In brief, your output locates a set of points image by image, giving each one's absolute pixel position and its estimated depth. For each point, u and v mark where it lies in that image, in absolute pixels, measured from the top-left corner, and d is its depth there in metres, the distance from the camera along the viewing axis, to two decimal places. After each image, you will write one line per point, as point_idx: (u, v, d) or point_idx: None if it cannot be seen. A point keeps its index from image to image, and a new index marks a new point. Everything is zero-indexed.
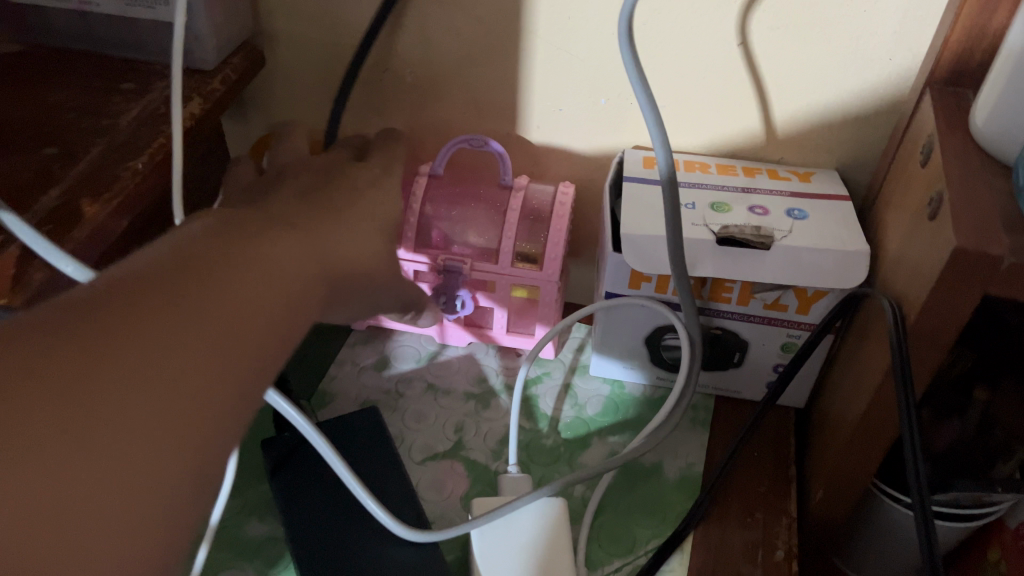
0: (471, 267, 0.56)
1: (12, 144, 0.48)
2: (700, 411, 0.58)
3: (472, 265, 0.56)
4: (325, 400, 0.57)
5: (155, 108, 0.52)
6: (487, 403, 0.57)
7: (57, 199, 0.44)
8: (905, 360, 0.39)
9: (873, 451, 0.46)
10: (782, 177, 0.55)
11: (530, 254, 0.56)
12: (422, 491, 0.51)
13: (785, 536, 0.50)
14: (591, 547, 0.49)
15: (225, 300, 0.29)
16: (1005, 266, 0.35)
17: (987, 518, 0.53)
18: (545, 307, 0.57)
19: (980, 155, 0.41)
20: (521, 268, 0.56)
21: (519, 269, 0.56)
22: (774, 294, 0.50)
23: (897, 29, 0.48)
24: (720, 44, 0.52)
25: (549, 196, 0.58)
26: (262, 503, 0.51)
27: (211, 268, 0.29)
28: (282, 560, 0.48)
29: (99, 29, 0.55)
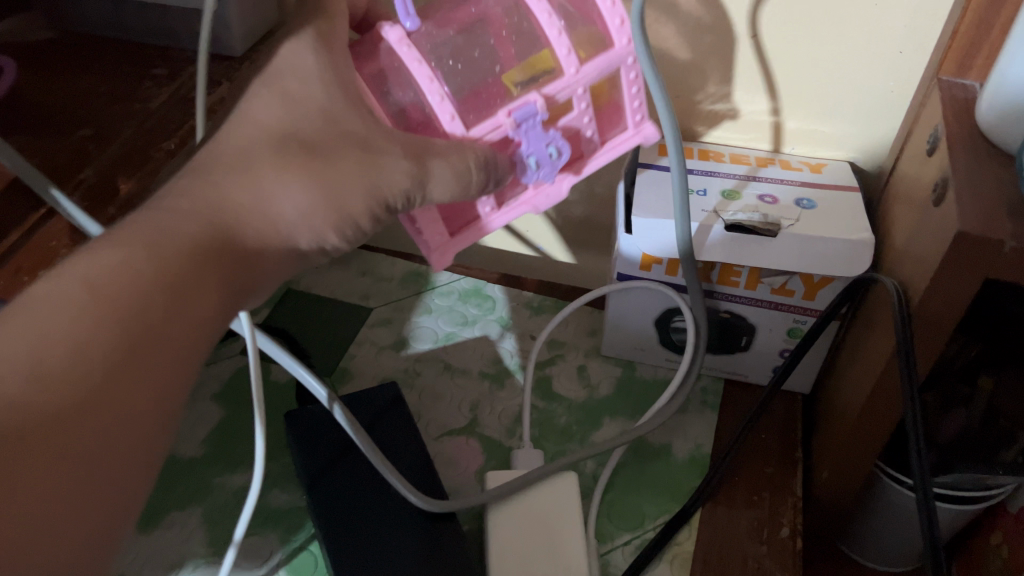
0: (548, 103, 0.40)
1: (52, 124, 0.51)
2: (710, 394, 0.59)
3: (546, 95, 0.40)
4: (344, 377, 0.59)
5: (186, 93, 0.53)
6: (501, 383, 0.59)
7: (93, 177, 0.48)
8: (908, 341, 0.41)
9: (878, 433, 0.47)
10: (794, 168, 0.56)
11: (580, 43, 0.40)
12: (438, 466, 0.53)
13: (790, 514, 0.51)
14: (601, 522, 0.51)
15: (167, 267, 0.33)
16: (1007, 250, 0.37)
17: (987, 502, 0.55)
18: (625, 82, 0.43)
19: (987, 144, 0.43)
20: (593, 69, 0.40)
21: (589, 63, 0.40)
22: (781, 279, 0.52)
23: (907, 24, 0.49)
24: (732, 36, 0.53)
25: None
26: (284, 473, 0.53)
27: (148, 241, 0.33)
28: (304, 529, 0.50)
29: (129, 18, 0.57)
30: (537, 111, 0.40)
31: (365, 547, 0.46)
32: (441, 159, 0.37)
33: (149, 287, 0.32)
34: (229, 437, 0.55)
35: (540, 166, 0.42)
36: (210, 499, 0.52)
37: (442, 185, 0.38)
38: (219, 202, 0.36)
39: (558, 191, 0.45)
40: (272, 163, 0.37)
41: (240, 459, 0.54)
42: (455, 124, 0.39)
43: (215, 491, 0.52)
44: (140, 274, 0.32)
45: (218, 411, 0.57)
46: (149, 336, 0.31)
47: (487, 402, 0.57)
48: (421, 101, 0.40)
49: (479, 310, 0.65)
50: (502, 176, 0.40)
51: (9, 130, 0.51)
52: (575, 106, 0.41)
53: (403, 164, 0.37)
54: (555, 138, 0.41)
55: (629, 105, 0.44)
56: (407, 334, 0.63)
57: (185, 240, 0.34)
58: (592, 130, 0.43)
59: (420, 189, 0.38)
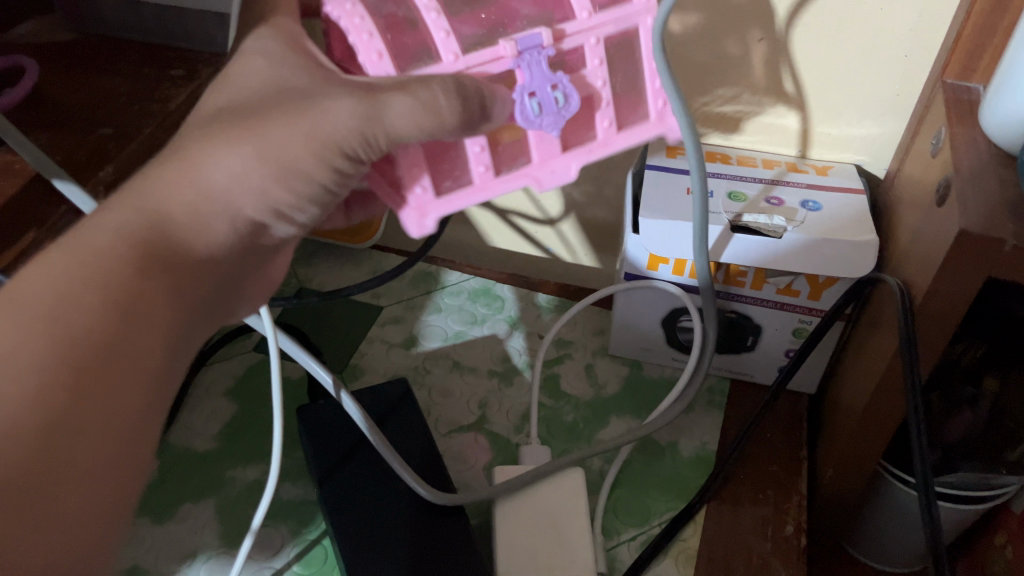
0: (555, 38, 0.36)
1: (72, 123, 0.52)
2: (716, 393, 0.60)
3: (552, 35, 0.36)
4: (355, 374, 0.60)
5: (204, 93, 0.55)
6: (510, 381, 0.60)
7: (112, 173, 0.49)
8: (911, 339, 0.41)
9: (882, 432, 0.48)
10: (800, 170, 0.57)
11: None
12: (447, 461, 0.54)
13: (795, 512, 0.52)
14: (607, 518, 0.51)
15: (102, 262, 0.30)
16: (1008, 248, 0.37)
17: (993, 501, 0.55)
18: (647, 59, 0.38)
19: (989, 145, 0.43)
20: (604, 20, 0.36)
21: (608, 11, 0.37)
22: (786, 279, 0.52)
23: (913, 28, 0.50)
24: (739, 39, 0.54)
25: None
26: (295, 467, 0.54)
27: (75, 242, 0.31)
28: (314, 522, 0.51)
29: (148, 18, 0.58)
30: (542, 43, 0.35)
31: (374, 539, 0.47)
32: (399, 90, 0.33)
33: (87, 281, 0.30)
34: (242, 432, 0.56)
35: (544, 109, 0.37)
36: (223, 492, 0.52)
37: (405, 118, 0.33)
38: (159, 183, 0.34)
39: (566, 168, 0.39)
40: (225, 130, 0.35)
41: (252, 454, 0.55)
42: (449, 43, 0.35)
43: (228, 484, 0.53)
44: (73, 275, 0.30)
45: (231, 407, 0.58)
46: (101, 330, 0.29)
47: (496, 399, 0.58)
48: (418, 27, 0.35)
49: (488, 310, 0.66)
50: (494, 108, 0.34)
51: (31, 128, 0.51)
52: (588, 63, 0.37)
53: (349, 109, 0.33)
54: (562, 80, 0.36)
55: (649, 91, 0.40)
56: (417, 333, 0.64)
57: (121, 230, 0.32)
58: (606, 105, 0.39)
59: (381, 132, 0.34)
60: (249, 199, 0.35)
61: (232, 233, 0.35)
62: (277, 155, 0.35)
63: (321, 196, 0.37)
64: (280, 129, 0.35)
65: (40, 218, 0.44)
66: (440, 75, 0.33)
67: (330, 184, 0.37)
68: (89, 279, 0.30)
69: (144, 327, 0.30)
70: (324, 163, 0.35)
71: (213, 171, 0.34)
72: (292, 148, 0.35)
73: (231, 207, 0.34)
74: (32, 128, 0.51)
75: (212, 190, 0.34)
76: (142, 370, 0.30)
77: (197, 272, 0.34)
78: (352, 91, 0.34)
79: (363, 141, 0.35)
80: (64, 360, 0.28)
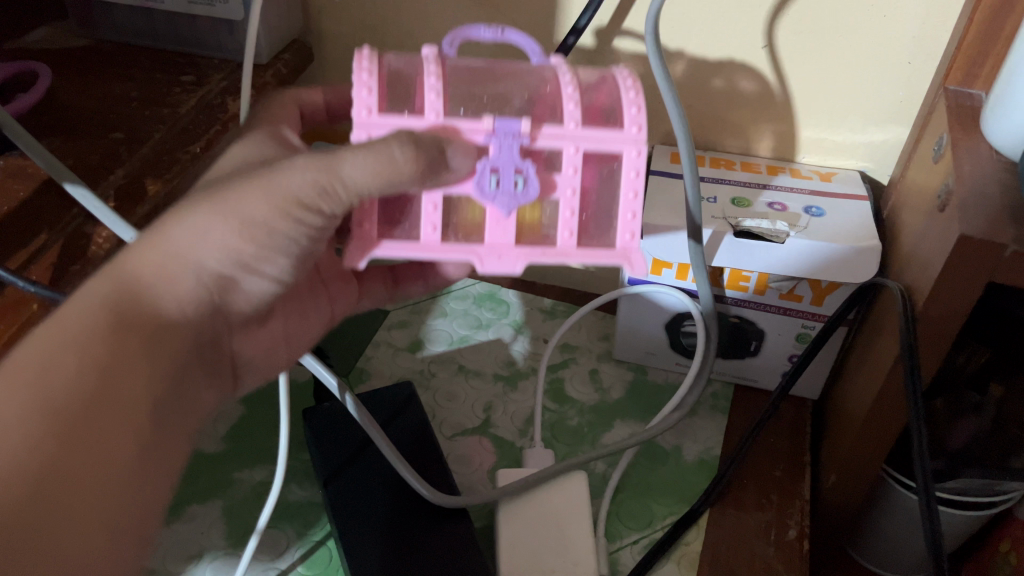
0: (533, 130, 0.37)
1: (83, 127, 0.52)
2: (720, 398, 0.60)
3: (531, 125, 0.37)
4: (361, 377, 0.61)
5: (212, 99, 0.56)
6: (515, 385, 0.60)
7: (123, 178, 0.48)
8: (913, 343, 0.41)
9: (884, 438, 0.48)
10: (804, 176, 0.57)
11: (595, 114, 0.39)
12: (452, 464, 0.54)
13: (798, 517, 0.52)
14: (611, 522, 0.52)
15: (83, 330, 0.34)
16: (1008, 254, 0.37)
17: (999, 507, 0.55)
18: (626, 182, 0.39)
19: (991, 151, 0.44)
20: (593, 132, 0.38)
21: (594, 128, 0.38)
22: (789, 285, 0.52)
23: (916, 34, 0.50)
24: (745, 46, 0.54)
25: (603, 84, 0.41)
26: (301, 470, 0.55)
27: (59, 317, 0.34)
28: (319, 523, 0.51)
29: (161, 24, 0.59)
30: (519, 131, 0.37)
31: (378, 538, 0.47)
32: (353, 151, 0.35)
33: (72, 349, 0.34)
34: (248, 434, 0.57)
35: (500, 186, 0.38)
36: (229, 494, 0.53)
37: (360, 168, 0.34)
38: (138, 246, 0.37)
39: (512, 260, 0.39)
40: (201, 196, 0.37)
41: (259, 456, 0.55)
42: (435, 104, 0.37)
43: (235, 486, 0.53)
44: (59, 344, 0.33)
45: (238, 410, 0.59)
46: (83, 389, 0.33)
47: (500, 403, 0.59)
48: (416, 99, 0.39)
49: (493, 315, 0.66)
50: (451, 159, 0.35)
51: (43, 133, 0.51)
52: (562, 169, 0.38)
53: (308, 168, 0.36)
54: (526, 168, 0.37)
55: (620, 219, 0.40)
56: (422, 337, 0.64)
57: (98, 298, 0.35)
58: (571, 217, 0.39)
59: (336, 188, 0.35)
60: (211, 252, 0.37)
61: (198, 288, 0.38)
62: (237, 211, 0.36)
63: (284, 255, 0.39)
64: (250, 191, 0.36)
65: (52, 220, 0.45)
66: (403, 131, 0.34)
67: (292, 246, 0.39)
68: (75, 344, 0.34)
69: (122, 386, 0.34)
70: (286, 223, 0.37)
71: (182, 229, 0.36)
72: (253, 207, 0.36)
73: (193, 261, 0.37)
74: (43, 133, 0.51)
75: (178, 249, 0.37)
76: (122, 421, 0.34)
77: (168, 334, 0.37)
78: (314, 156, 0.36)
79: (321, 196, 0.36)
80: (52, 414, 0.32)
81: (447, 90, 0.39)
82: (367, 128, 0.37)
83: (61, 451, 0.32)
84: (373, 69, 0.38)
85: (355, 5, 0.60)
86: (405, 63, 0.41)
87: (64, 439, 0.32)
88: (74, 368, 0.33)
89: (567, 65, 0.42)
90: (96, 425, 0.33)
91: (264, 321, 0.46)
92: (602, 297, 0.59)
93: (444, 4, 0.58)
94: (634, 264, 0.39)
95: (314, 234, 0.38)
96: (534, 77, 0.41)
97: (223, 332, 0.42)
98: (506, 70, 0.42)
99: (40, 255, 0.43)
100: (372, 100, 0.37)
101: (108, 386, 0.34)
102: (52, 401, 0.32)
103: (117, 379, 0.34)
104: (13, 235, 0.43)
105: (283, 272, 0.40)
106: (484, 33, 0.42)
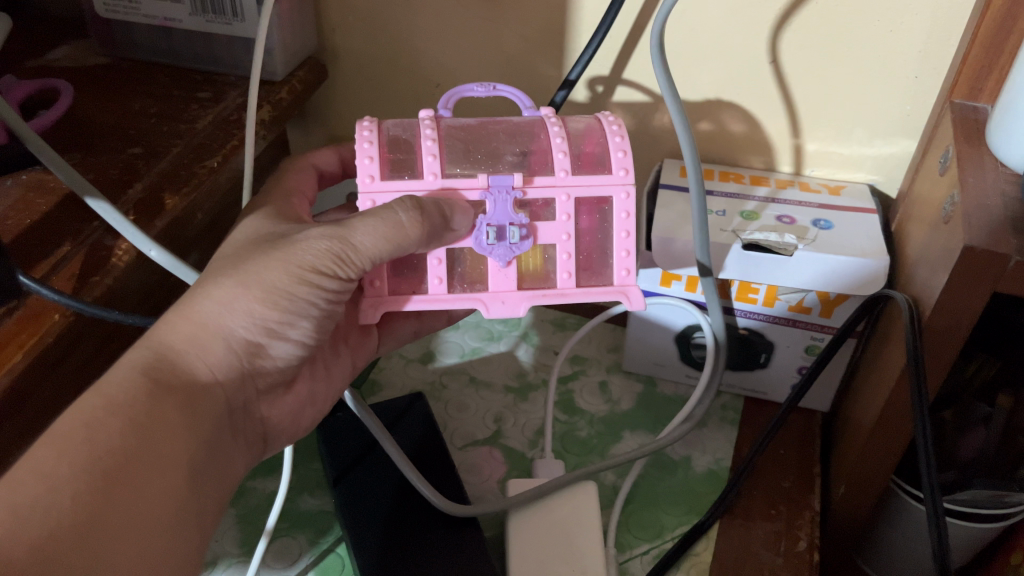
0: (525, 183, 0.43)
1: (102, 143, 0.53)
2: (730, 409, 0.60)
3: (524, 182, 0.43)
4: (373, 389, 0.62)
5: (228, 115, 0.57)
6: (525, 396, 0.61)
7: (142, 191, 0.49)
8: (918, 353, 0.42)
9: (892, 449, 0.48)
10: (812, 190, 0.57)
11: (584, 161, 0.44)
12: (462, 473, 0.55)
13: (807, 528, 0.52)
14: (619, 533, 0.52)
15: (119, 392, 0.36)
16: (1012, 264, 0.38)
17: (1014, 518, 0.56)
18: (618, 223, 0.44)
19: (996, 164, 0.44)
20: (580, 178, 0.43)
21: (582, 176, 0.43)
22: (797, 296, 0.53)
23: (921, 49, 0.51)
24: (752, 61, 0.55)
25: (591, 130, 0.45)
26: (313, 479, 0.55)
27: (97, 386, 0.36)
28: (331, 531, 0.52)
29: (179, 42, 0.61)
30: (511, 186, 0.43)
31: (389, 545, 0.48)
32: (363, 217, 0.39)
33: (112, 409, 0.35)
34: None
35: (497, 240, 0.43)
36: (243, 502, 0.53)
37: (370, 235, 0.39)
38: (170, 318, 0.39)
39: (515, 302, 0.44)
40: (226, 269, 0.40)
41: (272, 464, 0.56)
42: (433, 163, 0.43)
43: (247, 494, 0.54)
44: (99, 406, 0.35)
45: None
46: (128, 439, 0.34)
47: (512, 415, 0.59)
48: (415, 158, 0.44)
49: (504, 327, 0.67)
50: (455, 222, 0.41)
51: (63, 147, 0.52)
52: (556, 216, 0.44)
53: (320, 239, 0.40)
54: (519, 220, 0.43)
55: (616, 258, 0.45)
56: (433, 348, 0.65)
57: (136, 363, 0.37)
58: (567, 258, 0.44)
59: (351, 254, 0.40)
60: (239, 320, 0.40)
61: (229, 354, 0.40)
62: (260, 281, 0.40)
63: (305, 320, 0.42)
64: (270, 268, 0.40)
65: (73, 232, 0.46)
66: (405, 197, 0.40)
67: (312, 310, 0.42)
68: (114, 407, 0.35)
69: (161, 441, 0.35)
70: (305, 289, 0.40)
71: (209, 301, 0.39)
72: (275, 277, 0.40)
73: (223, 330, 0.40)
74: (65, 148, 0.52)
75: (206, 318, 0.39)
76: (162, 472, 0.35)
77: (202, 396, 0.39)
78: (325, 227, 0.40)
79: (338, 262, 0.40)
80: (95, 466, 0.32)
81: (444, 151, 0.44)
82: (371, 193, 0.42)
83: (106, 498, 0.32)
84: (374, 137, 0.43)
85: (368, 22, 0.62)
86: (404, 126, 0.45)
87: (112, 489, 0.32)
88: (115, 425, 0.34)
89: (554, 114, 0.47)
90: (137, 476, 0.34)
91: (292, 386, 0.46)
92: (603, 316, 0.60)
93: (456, 21, 0.60)
94: (632, 299, 0.45)
95: (331, 299, 0.42)
96: (529, 131, 0.46)
97: (252, 399, 0.43)
98: (498, 123, 0.46)
99: (63, 266, 0.44)
100: (374, 167, 0.42)
101: (146, 442, 0.35)
102: (98, 453, 0.33)
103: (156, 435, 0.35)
104: (37, 244, 0.44)
105: (306, 336, 0.43)
106: (476, 90, 0.46)
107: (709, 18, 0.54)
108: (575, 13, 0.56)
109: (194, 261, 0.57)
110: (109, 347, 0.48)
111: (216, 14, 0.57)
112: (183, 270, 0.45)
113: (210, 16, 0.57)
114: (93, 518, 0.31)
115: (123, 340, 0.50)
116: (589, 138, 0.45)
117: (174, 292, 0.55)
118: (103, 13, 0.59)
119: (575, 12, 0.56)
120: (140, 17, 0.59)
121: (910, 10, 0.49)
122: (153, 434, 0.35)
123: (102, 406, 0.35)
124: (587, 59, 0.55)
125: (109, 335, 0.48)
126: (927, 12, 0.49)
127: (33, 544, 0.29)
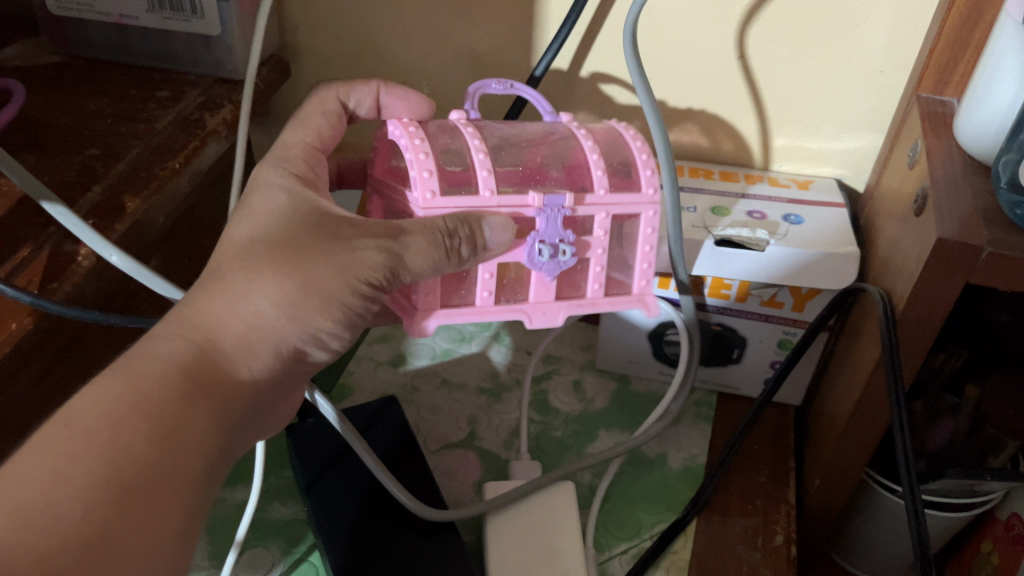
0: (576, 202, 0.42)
1: (57, 145, 0.50)
2: (703, 406, 0.60)
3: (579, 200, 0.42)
4: (343, 393, 0.60)
5: (189, 115, 0.56)
6: (499, 397, 0.60)
7: (100, 195, 0.47)
8: (893, 344, 0.42)
9: (865, 442, 0.48)
10: (781, 185, 0.58)
11: (617, 177, 0.44)
12: (437, 477, 0.54)
13: (784, 522, 0.52)
14: (598, 532, 0.51)
15: (140, 385, 0.33)
16: (985, 256, 0.38)
17: (984, 506, 0.56)
18: (643, 237, 0.45)
19: (964, 155, 0.45)
20: (622, 194, 0.43)
21: (619, 194, 0.43)
22: (770, 291, 0.53)
23: (885, 45, 0.51)
24: (720, 56, 0.55)
25: (614, 139, 0.46)
26: (284, 488, 0.54)
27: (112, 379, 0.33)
28: (305, 541, 0.50)
29: (135, 40, 0.59)
30: (563, 204, 0.42)
31: (364, 552, 0.46)
32: (416, 233, 0.37)
33: (133, 407, 0.32)
34: None
35: (547, 257, 0.42)
36: (212, 512, 0.52)
37: (420, 255, 0.37)
38: (199, 304, 0.36)
39: (555, 313, 0.45)
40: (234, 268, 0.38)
41: (240, 473, 0.55)
42: (490, 180, 0.41)
43: (217, 505, 0.53)
44: (121, 396, 0.32)
45: None
46: (141, 452, 0.31)
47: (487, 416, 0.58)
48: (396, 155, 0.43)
49: (475, 327, 0.66)
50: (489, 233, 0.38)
51: (17, 149, 0.49)
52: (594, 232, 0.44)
53: (380, 255, 0.37)
54: (568, 237, 0.43)
55: (638, 269, 0.46)
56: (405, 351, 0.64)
57: (175, 360, 0.35)
58: (600, 271, 0.45)
59: (397, 268, 0.38)
60: (291, 330, 0.37)
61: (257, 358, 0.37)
62: (318, 289, 0.37)
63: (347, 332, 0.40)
64: (280, 264, 0.37)
65: (30, 236, 0.44)
66: (456, 214, 0.38)
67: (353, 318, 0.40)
68: (132, 405, 0.32)
69: (178, 446, 0.33)
70: (357, 302, 0.38)
71: (255, 304, 0.36)
72: (336, 289, 0.37)
73: (274, 337, 0.37)
74: (18, 150, 0.49)
75: (260, 321, 0.36)
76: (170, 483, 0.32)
77: (235, 399, 0.36)
78: (378, 239, 0.37)
79: (385, 280, 0.38)
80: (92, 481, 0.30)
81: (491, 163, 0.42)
82: (434, 208, 0.40)
83: (122, 512, 0.30)
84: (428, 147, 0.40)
85: (330, 18, 0.60)
86: (440, 134, 0.43)
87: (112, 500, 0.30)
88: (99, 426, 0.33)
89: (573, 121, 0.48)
90: (156, 489, 0.31)
91: None
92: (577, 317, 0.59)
93: (421, 17, 0.59)
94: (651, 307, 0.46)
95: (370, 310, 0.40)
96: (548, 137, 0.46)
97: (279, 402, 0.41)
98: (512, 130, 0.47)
99: (23, 269, 0.42)
100: (434, 181, 0.40)
101: (166, 448, 0.32)
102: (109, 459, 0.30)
103: (179, 439, 0.33)
104: None
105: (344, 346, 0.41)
106: (494, 87, 0.47)
107: (677, 14, 0.54)
108: (541, 7, 0.56)
109: (158, 266, 0.55)
110: (71, 354, 0.47)
111: (175, 11, 0.56)
112: (148, 275, 0.44)
113: (168, 13, 0.56)
114: (105, 533, 0.29)
115: (83, 348, 0.48)
116: (616, 147, 0.46)
117: (138, 297, 0.54)
118: (56, 11, 0.57)
119: (541, 6, 0.56)
120: (94, 14, 0.57)
121: (876, 6, 0.50)
122: (170, 439, 0.32)
123: (103, 398, 0.32)
124: (556, 50, 0.54)
125: (69, 342, 0.46)
126: (891, 6, 0.50)
127: (37, 555, 0.27)
